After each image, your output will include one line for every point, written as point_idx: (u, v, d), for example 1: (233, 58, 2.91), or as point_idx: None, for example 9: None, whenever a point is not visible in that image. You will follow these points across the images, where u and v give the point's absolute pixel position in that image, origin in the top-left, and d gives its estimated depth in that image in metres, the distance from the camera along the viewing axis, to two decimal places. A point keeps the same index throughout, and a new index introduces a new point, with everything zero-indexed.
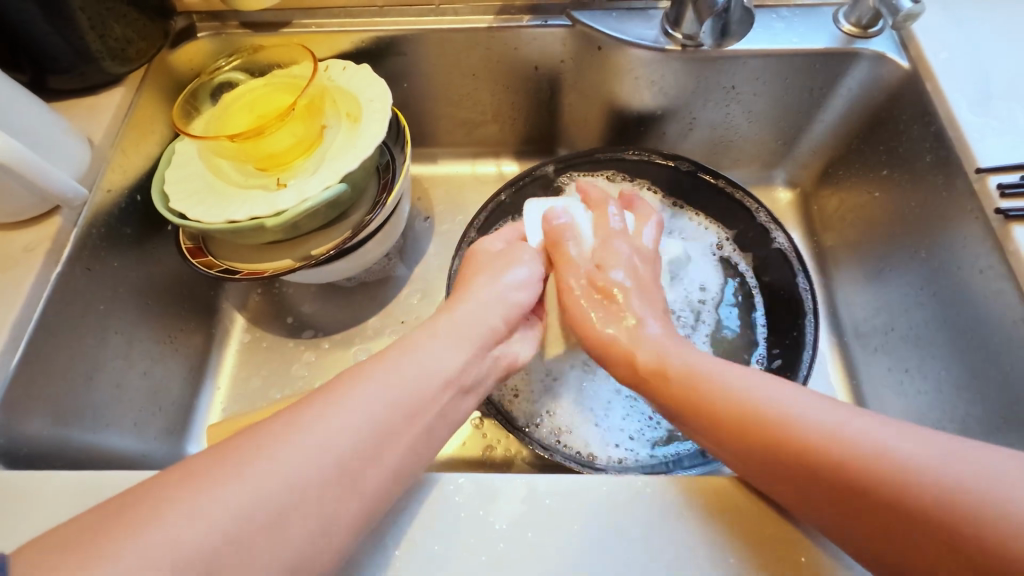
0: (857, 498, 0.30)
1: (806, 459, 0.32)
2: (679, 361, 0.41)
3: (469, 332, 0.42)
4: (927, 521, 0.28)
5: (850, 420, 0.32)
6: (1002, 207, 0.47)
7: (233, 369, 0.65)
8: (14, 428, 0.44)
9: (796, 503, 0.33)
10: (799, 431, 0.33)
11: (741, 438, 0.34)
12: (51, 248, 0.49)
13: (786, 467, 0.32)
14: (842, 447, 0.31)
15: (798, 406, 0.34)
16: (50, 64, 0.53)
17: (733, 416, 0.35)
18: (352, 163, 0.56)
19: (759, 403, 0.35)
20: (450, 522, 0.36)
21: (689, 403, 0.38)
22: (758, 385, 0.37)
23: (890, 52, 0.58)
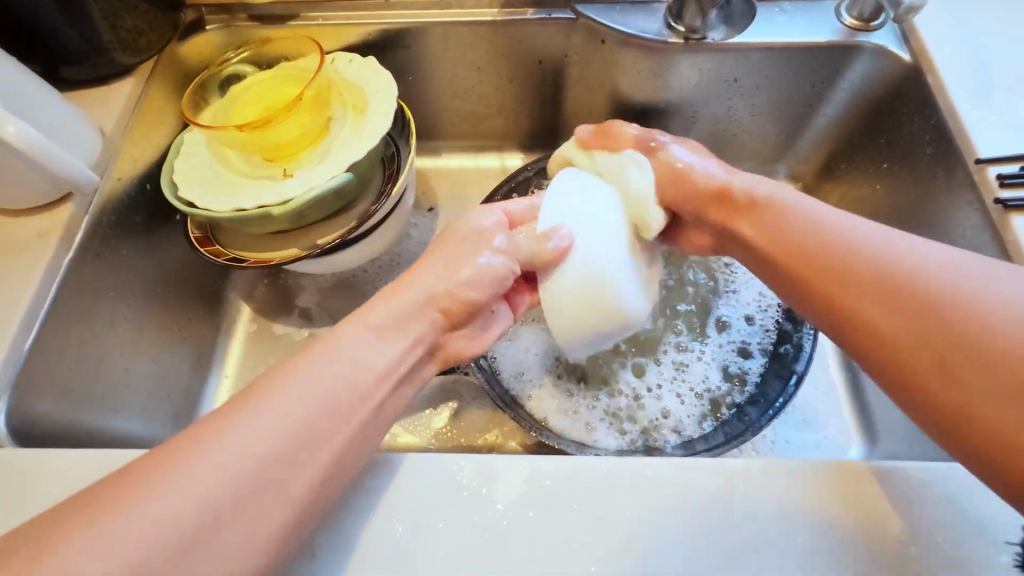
0: (869, 325, 0.36)
1: (881, 284, 0.36)
2: (854, 235, 0.39)
3: (405, 321, 0.42)
4: None
5: (984, 273, 0.34)
6: (1001, 197, 0.48)
7: (240, 358, 0.66)
8: (26, 410, 0.45)
9: (834, 326, 0.38)
10: (943, 290, 0.34)
11: (823, 258, 0.39)
12: (62, 234, 0.50)
13: (858, 314, 0.36)
14: (918, 290, 0.34)
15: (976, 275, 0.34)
16: (63, 56, 0.54)
17: (807, 240, 0.40)
18: (358, 154, 0.57)
19: (845, 236, 0.39)
20: (453, 501, 0.37)
21: (842, 274, 0.38)
22: (863, 235, 0.39)
23: (892, 45, 0.58)
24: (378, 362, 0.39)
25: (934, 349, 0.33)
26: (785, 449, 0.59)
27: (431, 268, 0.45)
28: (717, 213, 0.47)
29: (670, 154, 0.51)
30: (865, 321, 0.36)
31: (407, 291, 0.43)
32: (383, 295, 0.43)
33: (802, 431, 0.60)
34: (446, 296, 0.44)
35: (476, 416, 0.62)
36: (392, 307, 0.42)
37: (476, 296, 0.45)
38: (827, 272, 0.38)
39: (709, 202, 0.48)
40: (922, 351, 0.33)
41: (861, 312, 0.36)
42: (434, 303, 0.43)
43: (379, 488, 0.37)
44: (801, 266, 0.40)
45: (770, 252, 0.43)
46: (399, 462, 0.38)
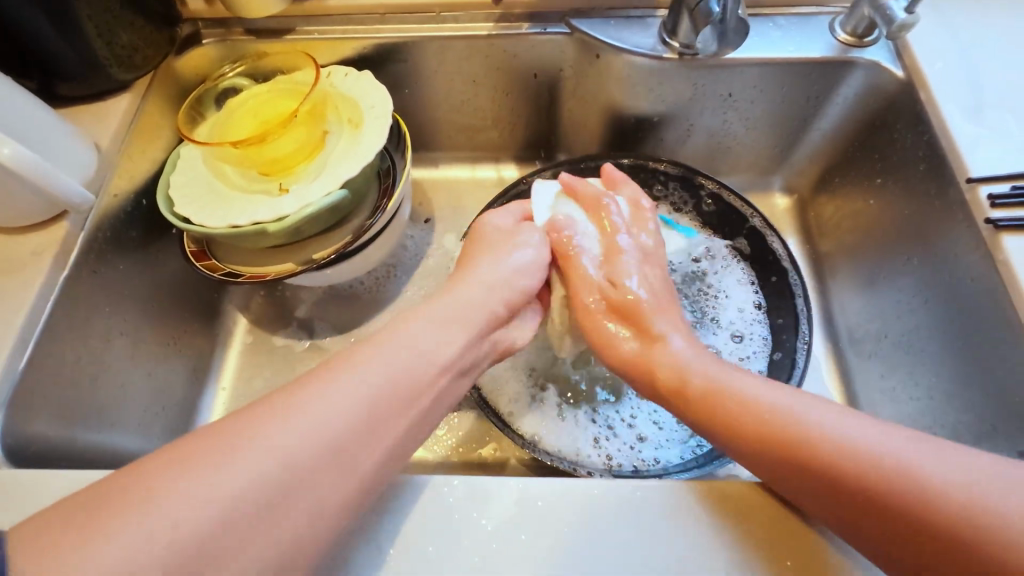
0: (847, 503, 0.32)
1: (834, 476, 0.32)
2: (700, 378, 0.41)
3: (468, 313, 0.44)
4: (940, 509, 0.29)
5: (809, 411, 0.35)
6: (992, 216, 0.48)
7: (236, 370, 0.66)
8: (23, 429, 0.46)
9: (794, 487, 0.34)
10: (811, 431, 0.34)
11: (755, 427, 0.36)
12: (58, 252, 0.50)
13: (826, 480, 0.32)
14: (883, 471, 0.31)
15: (823, 415, 0.35)
16: (59, 72, 0.54)
17: (722, 408, 0.38)
18: (353, 169, 0.57)
19: (771, 408, 0.36)
20: (445, 523, 0.37)
21: (712, 412, 0.39)
22: (779, 398, 0.37)
23: (885, 61, 0.58)
24: (447, 349, 0.41)
25: (813, 481, 0.33)
26: None
27: (479, 270, 0.48)
28: (601, 316, 0.49)
29: (581, 267, 0.50)
30: (740, 443, 0.37)
31: (467, 288, 0.46)
32: (437, 298, 0.45)
33: None
34: (504, 288, 0.47)
35: (473, 428, 0.62)
36: (447, 305, 0.44)
37: (532, 285, 0.50)
38: (712, 422, 0.39)
39: (620, 339, 0.48)
40: (807, 488, 0.33)
41: (734, 438, 0.37)
42: (499, 297, 0.47)
43: (371, 509, 0.37)
44: (677, 397, 0.42)
45: (656, 387, 0.44)
46: (392, 483, 0.38)
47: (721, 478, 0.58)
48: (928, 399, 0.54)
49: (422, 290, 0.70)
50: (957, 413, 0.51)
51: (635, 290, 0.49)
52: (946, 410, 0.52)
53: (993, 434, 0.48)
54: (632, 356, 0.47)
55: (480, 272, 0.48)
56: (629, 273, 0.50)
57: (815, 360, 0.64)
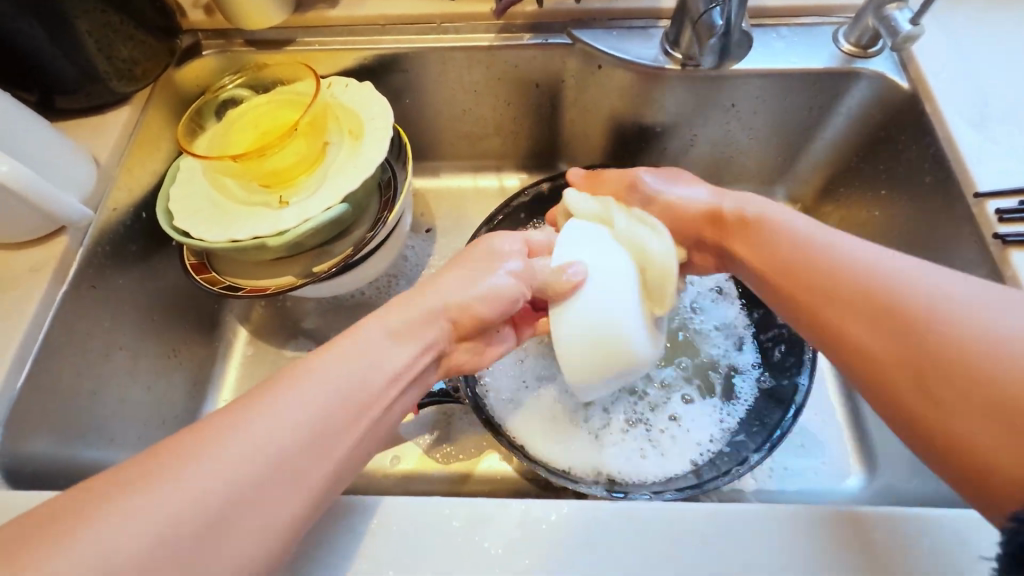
0: (852, 300, 0.38)
1: (868, 310, 0.37)
2: (755, 207, 0.47)
3: (421, 322, 0.42)
4: (946, 357, 0.33)
5: (900, 262, 0.38)
6: (999, 231, 0.48)
7: (236, 382, 0.65)
8: (18, 448, 0.45)
9: (843, 349, 0.38)
10: (862, 271, 0.38)
11: (794, 269, 0.42)
12: (56, 268, 0.49)
13: (847, 324, 0.38)
14: (920, 312, 0.35)
15: (895, 260, 0.38)
16: (57, 86, 0.54)
17: (789, 261, 0.42)
18: (353, 183, 0.56)
19: (843, 254, 0.40)
20: (447, 546, 0.36)
21: (775, 246, 0.44)
22: (870, 254, 0.39)
23: (890, 72, 0.58)
24: (390, 364, 0.39)
25: (849, 317, 0.38)
26: (784, 476, 0.59)
27: (448, 287, 0.44)
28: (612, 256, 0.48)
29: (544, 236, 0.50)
30: (786, 289, 0.42)
31: (426, 296, 0.43)
32: (396, 302, 0.43)
33: (800, 458, 0.60)
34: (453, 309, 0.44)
35: (471, 437, 0.62)
36: (400, 314, 0.42)
37: (487, 311, 0.45)
38: (771, 273, 0.44)
39: (691, 226, 0.51)
40: (846, 321, 0.38)
41: (785, 287, 0.42)
42: (446, 312, 0.43)
43: (372, 532, 0.37)
44: (722, 219, 0.49)
45: (730, 248, 0.48)
46: (393, 505, 0.38)
47: (725, 493, 0.58)
48: None
49: None
50: None
51: (697, 197, 0.51)
52: None
53: None
54: (666, 215, 0.53)
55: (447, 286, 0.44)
56: (684, 192, 0.52)
57: (821, 373, 0.64)
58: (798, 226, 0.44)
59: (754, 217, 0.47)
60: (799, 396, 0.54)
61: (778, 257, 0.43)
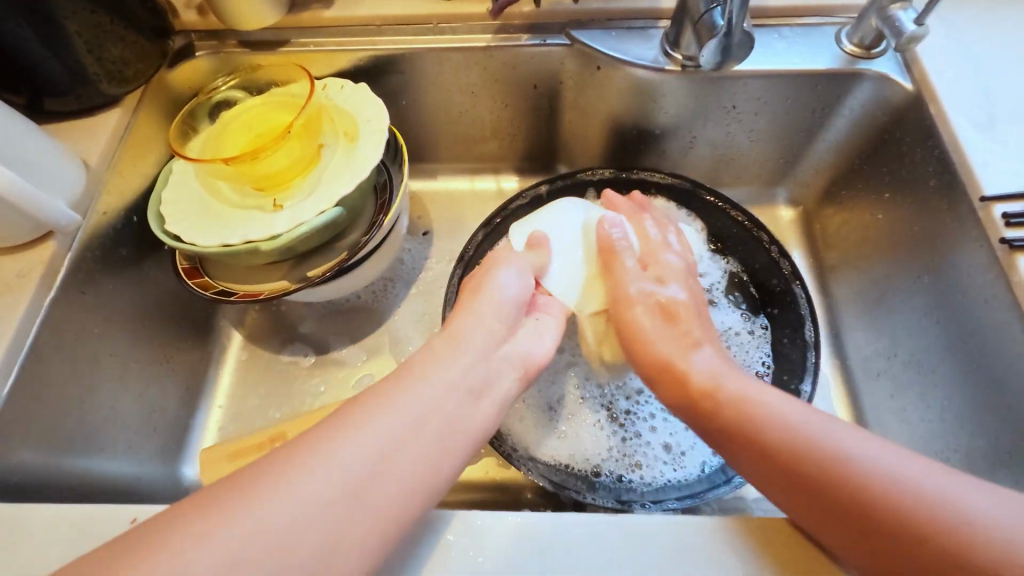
0: (843, 503, 0.32)
1: (863, 497, 0.32)
2: (702, 368, 0.43)
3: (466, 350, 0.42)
4: (925, 543, 0.29)
5: (841, 433, 0.35)
6: (1006, 236, 0.47)
7: (230, 388, 0.64)
8: (5, 459, 0.44)
9: (810, 525, 0.34)
10: (807, 443, 0.35)
11: (739, 408, 0.39)
12: (44, 274, 0.49)
13: (845, 509, 0.32)
14: (877, 493, 0.31)
15: (828, 431, 0.35)
16: (47, 88, 0.53)
17: (749, 427, 0.38)
18: (348, 186, 0.55)
19: (801, 431, 0.36)
20: (441, 561, 0.36)
21: (739, 416, 0.39)
22: (815, 425, 0.36)
23: (893, 73, 0.57)
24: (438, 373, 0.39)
25: (806, 496, 0.34)
26: None
27: (472, 308, 0.45)
28: (636, 307, 0.49)
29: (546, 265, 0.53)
30: (738, 451, 0.38)
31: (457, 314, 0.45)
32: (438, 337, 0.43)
33: None
34: (499, 322, 0.45)
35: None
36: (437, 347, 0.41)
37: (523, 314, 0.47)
38: (723, 425, 0.40)
39: (642, 361, 0.47)
40: (805, 504, 0.34)
41: (735, 448, 0.38)
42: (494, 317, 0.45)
43: None
44: (683, 387, 0.43)
45: (661, 379, 0.45)
46: None
47: (727, 501, 0.57)
48: (939, 422, 0.52)
49: (421, 305, 0.69)
50: (968, 439, 0.49)
51: (676, 294, 0.49)
52: (958, 434, 0.50)
53: (1009, 461, 0.46)
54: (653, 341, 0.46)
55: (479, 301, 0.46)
56: (670, 277, 0.51)
57: (823, 379, 0.63)
58: (736, 384, 0.41)
59: (698, 368, 0.43)
60: (805, 390, 0.54)
61: (722, 415, 0.40)
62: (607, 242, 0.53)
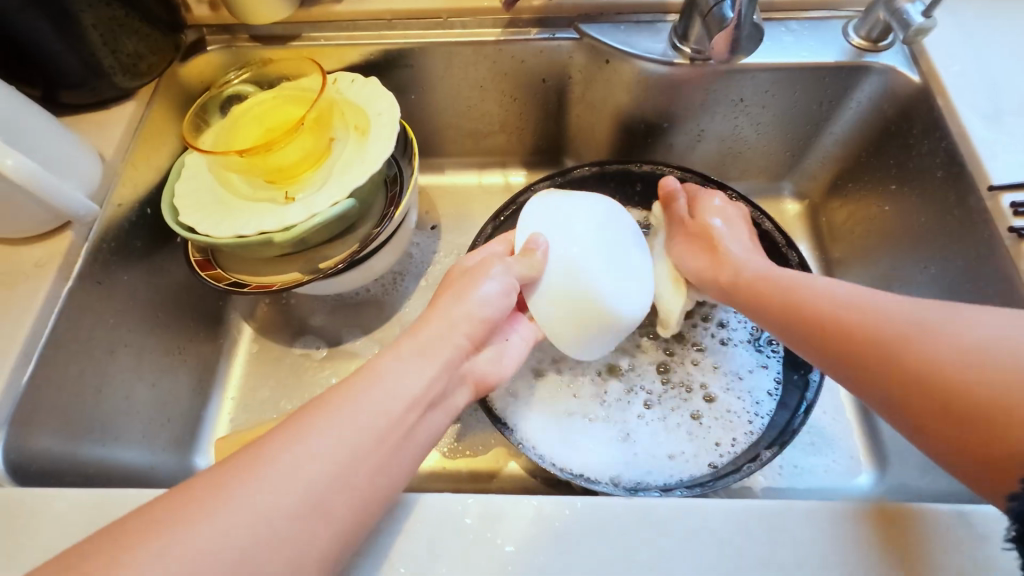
0: (876, 353, 0.39)
1: (890, 346, 0.38)
2: (758, 270, 0.50)
3: (432, 344, 0.42)
4: (940, 368, 0.35)
5: (884, 301, 0.40)
6: (1015, 225, 0.47)
7: (241, 380, 0.65)
8: (24, 445, 0.45)
9: (850, 376, 0.41)
10: (852, 311, 0.41)
11: (766, 287, 0.48)
12: (61, 264, 0.49)
13: (868, 349, 0.39)
14: (907, 337, 0.37)
15: (870, 298, 0.41)
16: (62, 81, 0.53)
17: (793, 299, 0.45)
18: (360, 178, 0.56)
19: (842, 296, 0.43)
20: (459, 544, 0.36)
21: (763, 296, 0.48)
22: (852, 292, 0.43)
23: (900, 66, 0.58)
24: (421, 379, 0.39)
25: (844, 355, 0.41)
26: (793, 474, 0.58)
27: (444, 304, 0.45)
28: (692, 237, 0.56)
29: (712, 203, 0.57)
30: (785, 328, 0.45)
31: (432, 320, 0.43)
32: (409, 332, 0.43)
33: (810, 456, 0.59)
34: (463, 324, 0.44)
35: (477, 433, 0.61)
36: (409, 340, 0.42)
37: (491, 315, 0.45)
38: (753, 304, 0.49)
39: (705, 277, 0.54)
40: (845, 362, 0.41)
41: (783, 325, 0.46)
42: (466, 329, 0.44)
43: (381, 530, 0.37)
44: (736, 284, 0.51)
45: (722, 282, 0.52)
46: (402, 503, 0.37)
47: (735, 489, 0.57)
48: None
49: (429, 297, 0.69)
50: None
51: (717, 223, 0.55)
52: None
53: None
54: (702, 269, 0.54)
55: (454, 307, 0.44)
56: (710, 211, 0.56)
57: None
58: (788, 273, 0.48)
59: (739, 257, 0.52)
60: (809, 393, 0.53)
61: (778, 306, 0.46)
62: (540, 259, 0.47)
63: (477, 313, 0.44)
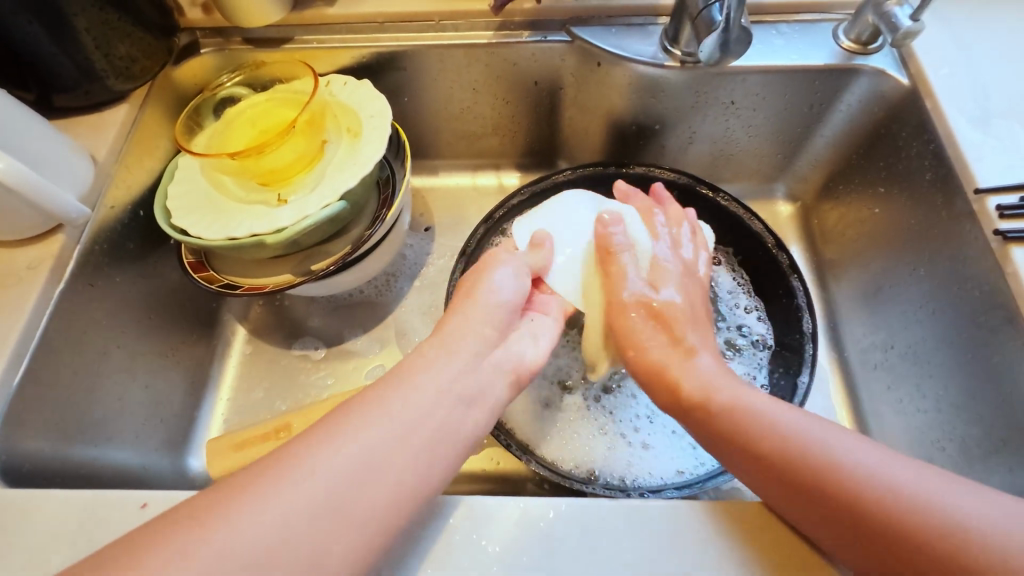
0: (839, 502, 0.33)
1: (855, 499, 0.32)
2: (707, 380, 0.43)
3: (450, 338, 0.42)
4: (906, 525, 0.31)
5: (824, 434, 0.36)
6: (1000, 228, 0.47)
7: (234, 381, 0.65)
8: (16, 446, 0.45)
9: (813, 527, 0.34)
10: (819, 461, 0.34)
11: (717, 400, 0.41)
12: (54, 265, 0.49)
13: (780, 473, 0.36)
14: (876, 490, 0.32)
15: (814, 430, 0.36)
16: (55, 84, 0.54)
17: (745, 429, 0.38)
18: (352, 181, 0.56)
19: (771, 422, 0.38)
20: (445, 545, 0.36)
21: (723, 431, 0.40)
22: (774, 411, 0.39)
23: (890, 69, 0.58)
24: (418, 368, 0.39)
25: (795, 495, 0.35)
26: None
27: (484, 290, 0.46)
28: (637, 315, 0.48)
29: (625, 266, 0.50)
30: (738, 460, 0.38)
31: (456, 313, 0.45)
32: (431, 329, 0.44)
33: None
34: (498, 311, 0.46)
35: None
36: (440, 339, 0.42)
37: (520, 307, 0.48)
38: (716, 434, 0.40)
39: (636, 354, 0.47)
40: (801, 507, 0.34)
41: (738, 456, 0.38)
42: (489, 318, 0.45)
43: None
44: (679, 393, 0.43)
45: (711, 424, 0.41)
46: None
47: (724, 491, 0.58)
48: (936, 412, 0.53)
49: (423, 299, 0.70)
50: (963, 428, 0.50)
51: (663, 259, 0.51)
52: (954, 423, 0.51)
53: (1000, 446, 0.47)
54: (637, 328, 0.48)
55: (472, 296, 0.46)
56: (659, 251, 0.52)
57: (822, 372, 0.63)
58: (726, 379, 0.43)
59: (653, 359, 0.46)
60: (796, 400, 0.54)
61: (743, 453, 0.38)
62: (606, 241, 0.52)
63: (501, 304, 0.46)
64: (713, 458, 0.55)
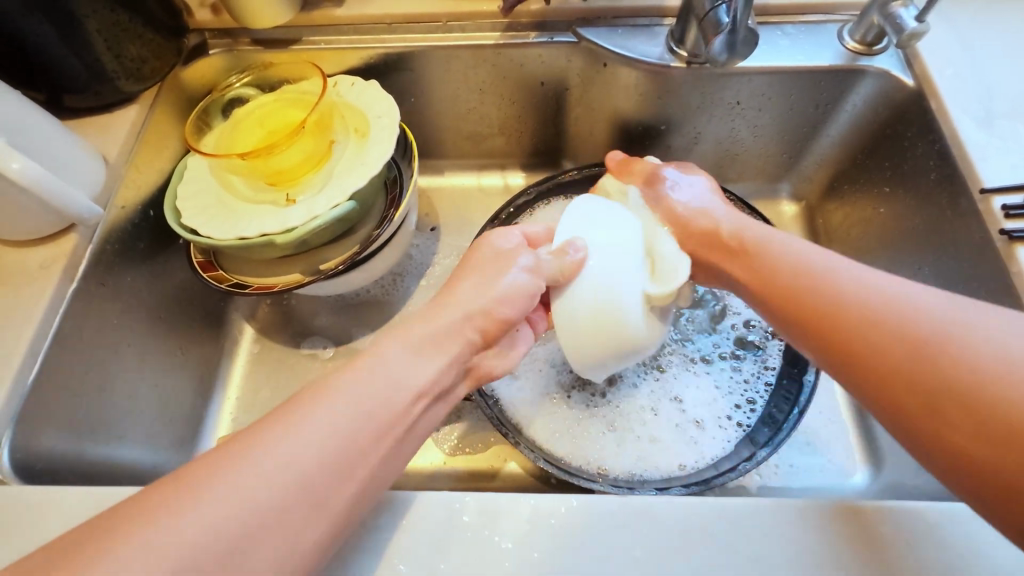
0: (843, 315, 0.37)
1: (862, 306, 0.36)
2: (739, 231, 0.47)
3: (444, 337, 0.42)
4: (903, 329, 0.34)
5: (843, 267, 0.39)
6: (1006, 227, 0.48)
7: (242, 380, 0.66)
8: (30, 444, 0.45)
9: (825, 339, 0.38)
10: (832, 286, 0.38)
11: (754, 254, 0.45)
12: (66, 265, 0.50)
13: (832, 332, 0.37)
14: (879, 301, 0.36)
15: (835, 265, 0.40)
16: (66, 85, 0.54)
17: (771, 271, 0.43)
18: (360, 181, 0.56)
19: (799, 260, 0.42)
20: (457, 542, 0.37)
21: (751, 275, 0.44)
22: (823, 261, 0.41)
23: (894, 70, 0.58)
24: (413, 376, 0.38)
25: (809, 319, 0.39)
26: (789, 473, 0.59)
27: (473, 291, 0.45)
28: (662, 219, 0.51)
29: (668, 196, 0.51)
30: (763, 301, 0.43)
31: (447, 309, 0.43)
32: (421, 317, 0.43)
33: (806, 456, 0.60)
34: (482, 313, 0.44)
35: (477, 432, 0.62)
36: (426, 326, 0.42)
37: (510, 313, 0.45)
38: (745, 280, 0.45)
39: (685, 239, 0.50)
40: (812, 325, 0.39)
41: (761, 298, 0.43)
42: (473, 323, 0.44)
43: (380, 528, 0.37)
44: (715, 244, 0.48)
45: (739, 276, 0.45)
46: (397, 500, 0.38)
47: (730, 488, 0.58)
48: None
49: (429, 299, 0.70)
50: None
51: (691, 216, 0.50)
52: None
53: None
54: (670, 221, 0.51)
55: (467, 295, 0.44)
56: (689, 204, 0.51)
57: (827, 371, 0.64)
58: (764, 233, 0.46)
59: (689, 237, 0.49)
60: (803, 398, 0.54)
61: (761, 292, 0.43)
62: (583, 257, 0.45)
63: (493, 306, 0.44)
64: (715, 452, 0.55)
